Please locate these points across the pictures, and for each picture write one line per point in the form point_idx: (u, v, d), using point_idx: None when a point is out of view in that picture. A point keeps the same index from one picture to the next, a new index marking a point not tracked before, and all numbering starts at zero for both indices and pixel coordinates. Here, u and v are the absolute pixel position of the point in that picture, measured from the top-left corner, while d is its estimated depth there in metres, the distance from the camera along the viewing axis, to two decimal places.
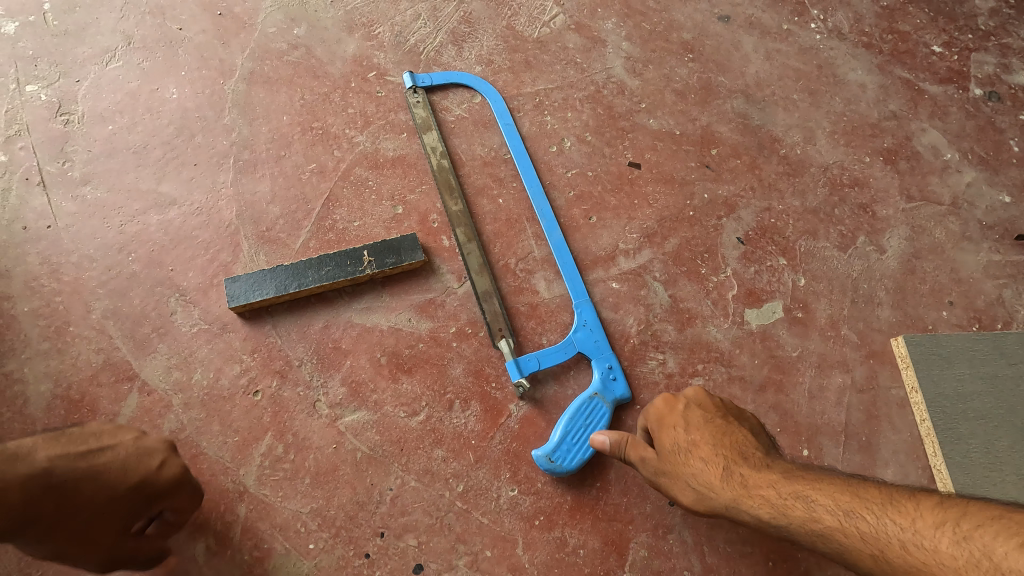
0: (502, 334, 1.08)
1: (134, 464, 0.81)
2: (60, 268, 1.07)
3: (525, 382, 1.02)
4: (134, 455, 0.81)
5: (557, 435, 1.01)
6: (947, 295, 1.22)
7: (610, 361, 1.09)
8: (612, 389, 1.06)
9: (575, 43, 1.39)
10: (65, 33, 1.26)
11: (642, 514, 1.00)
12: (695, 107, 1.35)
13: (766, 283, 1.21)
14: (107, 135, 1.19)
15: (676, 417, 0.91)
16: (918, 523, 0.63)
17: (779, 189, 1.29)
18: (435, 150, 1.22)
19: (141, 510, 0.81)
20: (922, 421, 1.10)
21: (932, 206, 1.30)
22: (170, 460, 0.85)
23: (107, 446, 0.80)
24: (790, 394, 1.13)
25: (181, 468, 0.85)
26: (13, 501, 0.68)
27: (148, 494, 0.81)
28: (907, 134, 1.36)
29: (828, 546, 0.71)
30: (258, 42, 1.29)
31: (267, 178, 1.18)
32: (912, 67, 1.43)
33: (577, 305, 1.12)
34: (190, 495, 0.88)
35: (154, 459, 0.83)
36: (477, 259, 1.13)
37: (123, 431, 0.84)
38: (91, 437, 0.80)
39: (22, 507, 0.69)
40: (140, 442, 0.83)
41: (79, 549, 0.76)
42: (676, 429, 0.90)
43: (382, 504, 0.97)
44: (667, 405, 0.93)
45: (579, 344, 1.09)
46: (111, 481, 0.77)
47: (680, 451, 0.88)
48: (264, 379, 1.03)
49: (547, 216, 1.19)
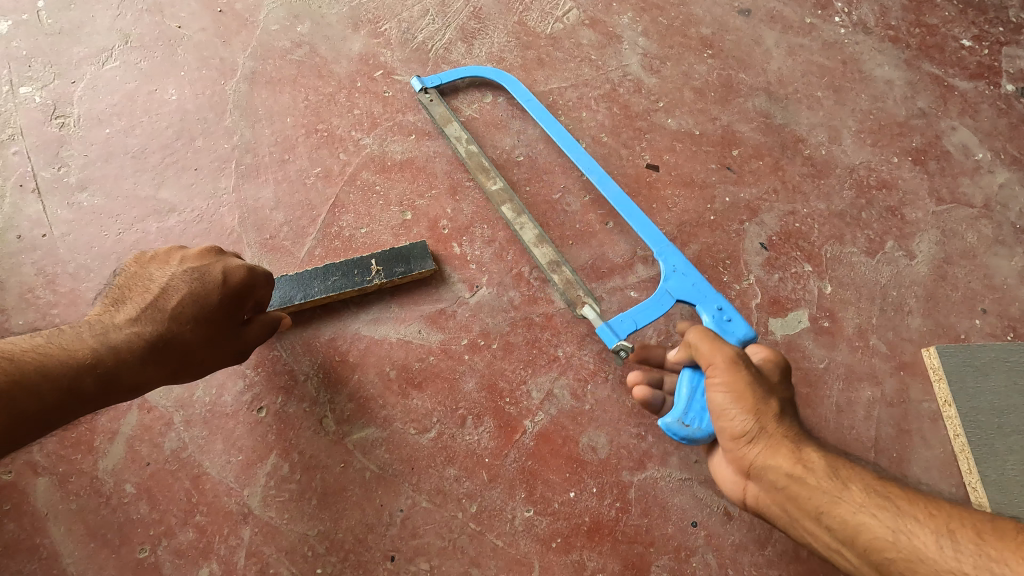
0: (583, 301, 1.05)
1: (203, 282, 0.85)
2: (55, 278, 1.03)
3: (626, 346, 0.98)
4: (194, 278, 0.86)
5: (684, 393, 0.85)
6: (980, 302, 1.16)
7: (716, 302, 1.01)
8: (728, 328, 0.97)
9: (589, 39, 1.33)
10: (60, 32, 1.22)
11: (664, 535, 0.96)
12: (715, 106, 1.30)
13: (791, 291, 1.15)
14: (103, 139, 1.14)
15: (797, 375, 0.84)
16: (1001, 526, 0.60)
17: (803, 191, 1.23)
18: (459, 139, 1.17)
19: (234, 317, 0.88)
20: (956, 436, 1.05)
21: (963, 209, 1.24)
22: (231, 266, 0.88)
23: (166, 283, 0.85)
24: (817, 409, 1.08)
25: (247, 269, 0.89)
26: (130, 363, 0.78)
27: (233, 302, 0.87)
28: (937, 133, 1.30)
29: (875, 512, 0.65)
30: (260, 40, 1.25)
31: (271, 183, 1.13)
32: (941, 62, 1.37)
33: (660, 253, 1.07)
34: (268, 282, 0.93)
35: (215, 272, 0.87)
36: (531, 232, 1.10)
37: (170, 260, 0.88)
38: (151, 281, 0.86)
39: (141, 365, 0.80)
40: (193, 266, 0.87)
41: (203, 366, 0.86)
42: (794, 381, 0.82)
43: (392, 526, 0.93)
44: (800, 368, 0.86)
45: (675, 292, 1.03)
46: (198, 305, 0.84)
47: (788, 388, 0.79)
48: (268, 395, 0.99)
49: (597, 172, 1.14)
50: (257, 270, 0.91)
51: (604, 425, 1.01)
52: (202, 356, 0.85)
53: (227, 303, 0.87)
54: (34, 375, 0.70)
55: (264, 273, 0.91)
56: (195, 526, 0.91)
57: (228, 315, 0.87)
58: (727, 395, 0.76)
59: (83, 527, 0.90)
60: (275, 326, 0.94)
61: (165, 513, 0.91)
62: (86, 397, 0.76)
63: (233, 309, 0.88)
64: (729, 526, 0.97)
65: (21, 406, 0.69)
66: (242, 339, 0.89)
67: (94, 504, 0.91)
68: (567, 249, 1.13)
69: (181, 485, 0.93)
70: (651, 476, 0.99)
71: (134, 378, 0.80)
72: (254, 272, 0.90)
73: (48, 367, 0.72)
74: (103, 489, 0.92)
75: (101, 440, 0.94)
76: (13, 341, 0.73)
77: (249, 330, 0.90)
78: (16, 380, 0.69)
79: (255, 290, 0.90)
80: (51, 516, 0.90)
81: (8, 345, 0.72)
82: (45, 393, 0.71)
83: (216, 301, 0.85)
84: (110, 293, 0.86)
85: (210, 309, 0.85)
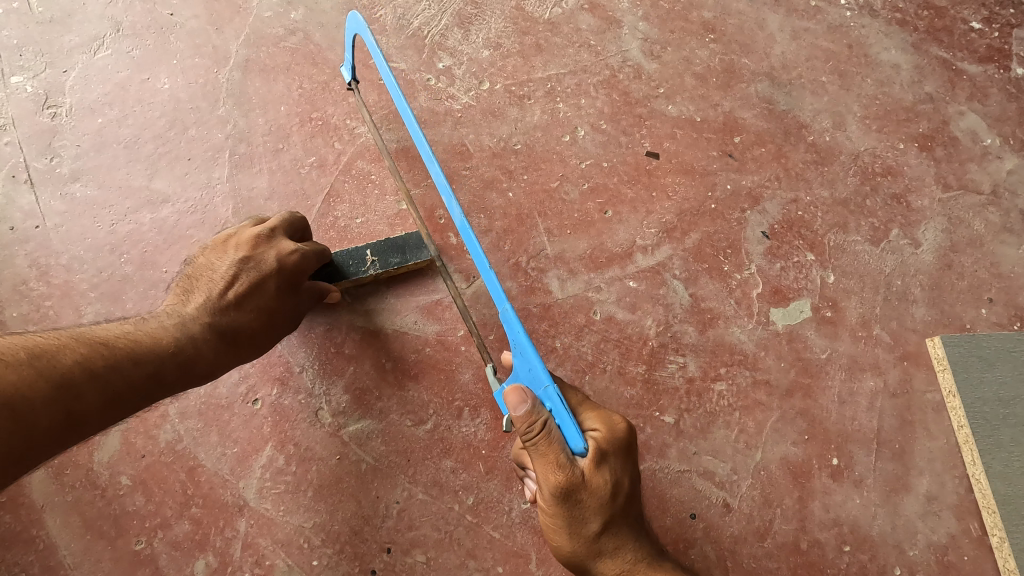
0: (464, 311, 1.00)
1: (260, 270, 0.90)
2: (48, 270, 1.03)
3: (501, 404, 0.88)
4: (251, 267, 0.90)
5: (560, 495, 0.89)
6: (986, 291, 1.14)
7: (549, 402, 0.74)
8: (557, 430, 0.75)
9: (588, 24, 1.30)
10: (50, 20, 1.20)
11: (662, 528, 0.98)
12: (717, 92, 1.27)
13: (793, 280, 1.13)
14: (96, 129, 1.13)
15: (623, 453, 0.77)
16: None
17: (806, 179, 1.21)
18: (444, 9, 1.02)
19: (289, 298, 0.93)
20: (960, 427, 1.04)
21: (970, 196, 1.21)
22: (284, 254, 0.92)
23: (226, 273, 0.89)
24: (818, 400, 1.06)
25: (300, 255, 0.93)
26: (206, 352, 0.84)
27: (287, 287, 0.92)
28: (944, 118, 1.27)
29: None
30: (253, 27, 1.22)
31: (265, 173, 1.12)
32: (949, 46, 1.33)
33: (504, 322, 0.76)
34: (317, 262, 0.97)
35: (270, 260, 0.91)
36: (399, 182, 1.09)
37: (228, 249, 0.92)
38: (213, 272, 0.90)
39: (214, 355, 0.85)
40: (248, 254, 0.91)
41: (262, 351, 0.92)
42: (620, 469, 0.76)
43: (389, 518, 0.93)
44: (628, 439, 0.78)
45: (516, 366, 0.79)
46: (259, 295, 0.89)
47: (615, 493, 0.75)
48: (263, 386, 0.98)
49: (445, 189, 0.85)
50: (307, 254, 0.95)
51: None
52: (263, 338, 0.91)
53: (281, 289, 0.92)
54: (127, 360, 0.74)
55: (314, 256, 0.96)
56: (191, 518, 0.91)
57: (282, 298, 0.92)
58: (553, 523, 0.77)
59: (79, 519, 0.90)
60: (321, 295, 0.97)
61: (160, 505, 0.91)
62: (169, 382, 0.80)
63: (287, 292, 0.93)
64: (728, 518, 0.99)
65: (115, 388, 0.73)
66: (293, 315, 0.94)
67: (89, 496, 0.91)
68: (565, 239, 1.13)
69: (177, 477, 0.93)
70: (650, 468, 1.01)
71: (208, 365, 0.85)
72: (305, 257, 0.94)
73: (138, 354, 0.76)
74: (98, 481, 0.92)
75: None
76: (102, 329, 0.77)
77: (298, 308, 0.95)
78: (113, 364, 0.73)
79: (305, 274, 0.95)
80: (47, 508, 0.90)
81: (101, 332, 0.76)
82: (135, 375, 0.75)
83: (272, 288, 0.90)
84: (179, 285, 0.91)
85: (268, 296, 0.90)
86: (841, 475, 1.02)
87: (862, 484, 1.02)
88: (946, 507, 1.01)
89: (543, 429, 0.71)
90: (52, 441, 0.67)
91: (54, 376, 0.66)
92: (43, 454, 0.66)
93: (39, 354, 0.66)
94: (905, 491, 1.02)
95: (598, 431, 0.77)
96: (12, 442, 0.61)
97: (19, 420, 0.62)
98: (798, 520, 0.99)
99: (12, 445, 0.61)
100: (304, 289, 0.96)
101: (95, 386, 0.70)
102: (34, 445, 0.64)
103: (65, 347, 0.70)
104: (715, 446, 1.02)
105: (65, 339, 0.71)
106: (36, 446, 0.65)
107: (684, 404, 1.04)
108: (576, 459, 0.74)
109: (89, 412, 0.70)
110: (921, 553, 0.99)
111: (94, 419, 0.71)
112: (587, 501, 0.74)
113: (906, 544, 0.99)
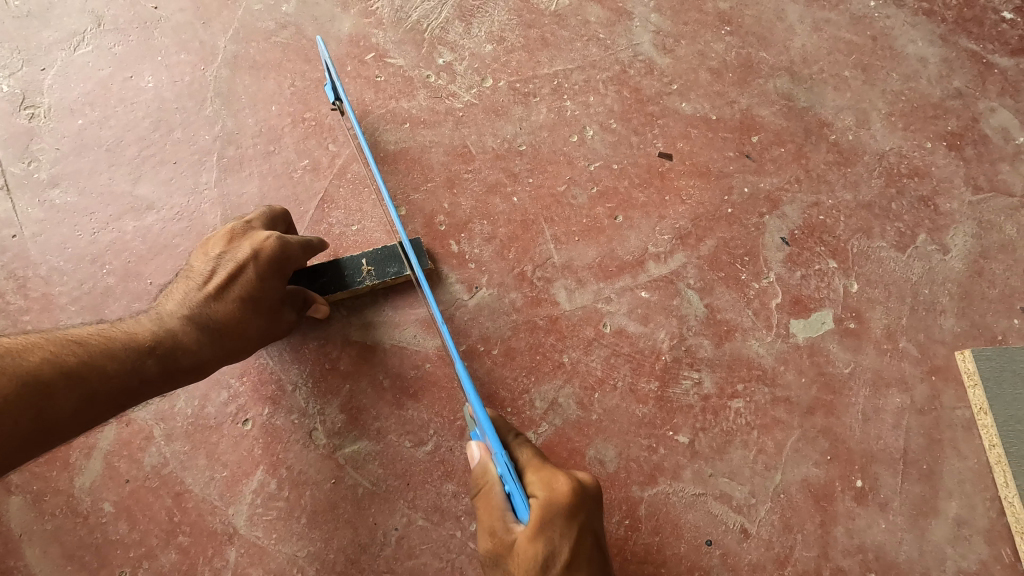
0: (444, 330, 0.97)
1: (236, 261, 0.83)
2: (26, 282, 0.98)
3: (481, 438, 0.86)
4: (228, 257, 0.83)
5: None
6: (1019, 300, 1.07)
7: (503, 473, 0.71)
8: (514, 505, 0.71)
9: (597, 16, 1.23)
10: (27, 15, 1.13)
11: (676, 555, 0.93)
12: (733, 88, 1.20)
13: (814, 289, 1.07)
14: (76, 131, 1.07)
15: (565, 521, 0.68)
16: None
17: (828, 181, 1.14)
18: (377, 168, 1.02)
19: (277, 286, 0.85)
20: (992, 446, 0.98)
21: (1002, 198, 1.14)
22: (260, 241, 0.84)
23: (204, 267, 0.84)
24: (841, 417, 1.00)
25: (276, 239, 0.84)
26: (187, 344, 0.79)
27: (271, 276, 0.84)
28: (974, 115, 1.19)
29: None
30: (242, 21, 1.15)
31: (255, 178, 1.06)
32: (980, 37, 1.25)
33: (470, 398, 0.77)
34: (303, 249, 0.88)
35: (246, 248, 0.83)
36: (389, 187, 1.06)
37: (207, 246, 0.86)
38: (192, 269, 0.85)
39: (200, 348, 0.80)
40: (225, 248, 0.85)
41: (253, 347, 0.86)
42: (560, 539, 0.66)
43: (387, 546, 0.88)
44: (569, 503, 0.69)
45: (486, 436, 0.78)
46: (238, 287, 0.82)
47: (550, 568, 0.65)
48: (254, 406, 0.92)
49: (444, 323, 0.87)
50: (288, 240, 0.85)
51: (612, 436, 0.97)
52: (255, 343, 0.86)
53: (267, 279, 0.84)
54: (101, 355, 0.71)
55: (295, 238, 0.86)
56: (178, 547, 0.86)
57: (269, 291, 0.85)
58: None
59: (60, 548, 0.85)
60: (307, 305, 0.91)
61: (146, 533, 0.86)
62: (151, 378, 0.76)
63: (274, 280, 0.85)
64: (746, 545, 0.94)
65: (92, 385, 0.69)
66: (280, 323, 0.88)
67: (71, 524, 0.86)
68: (573, 245, 1.07)
69: (162, 503, 0.88)
70: (662, 492, 0.95)
71: (192, 359, 0.79)
72: (286, 241, 0.85)
73: (112, 349, 0.72)
74: (79, 508, 0.87)
75: (76, 456, 0.89)
76: (80, 328, 0.75)
77: (284, 311, 0.88)
78: (85, 361, 0.69)
79: (292, 261, 0.86)
80: (26, 537, 0.85)
81: (77, 330, 0.73)
82: (111, 373, 0.71)
83: (252, 275, 0.83)
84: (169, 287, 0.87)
85: (250, 286, 0.83)
86: (865, 498, 0.96)
87: (888, 507, 0.96)
88: (977, 532, 0.95)
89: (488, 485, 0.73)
90: (22, 443, 0.64)
91: (18, 374, 0.63)
92: (11, 456, 0.63)
93: (5, 353, 0.64)
94: (933, 515, 0.96)
95: (538, 496, 0.69)
96: None
97: None
98: (820, 547, 0.94)
99: None
100: (285, 294, 0.89)
101: (67, 386, 0.67)
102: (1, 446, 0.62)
103: (35, 344, 0.67)
104: (732, 467, 0.97)
105: (37, 338, 0.69)
106: (4, 449, 0.62)
107: (699, 422, 0.99)
108: (512, 528, 0.70)
109: (64, 412, 0.67)
110: None
111: (72, 419, 0.68)
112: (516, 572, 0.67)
113: (934, 570, 0.93)
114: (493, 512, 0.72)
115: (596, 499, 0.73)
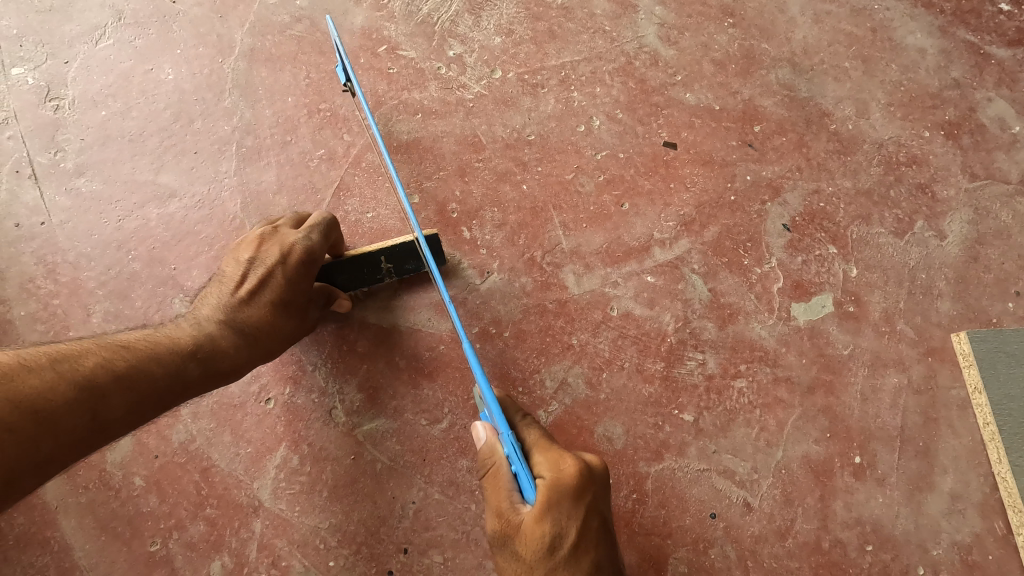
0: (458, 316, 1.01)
1: (267, 265, 0.87)
2: (55, 268, 1.01)
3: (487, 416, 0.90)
4: (258, 262, 0.87)
5: None
6: (1014, 284, 1.11)
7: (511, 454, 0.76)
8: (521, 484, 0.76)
9: (603, 9, 1.26)
10: (51, 9, 1.16)
11: (682, 527, 0.97)
12: (736, 79, 1.23)
13: (814, 274, 1.11)
14: (99, 123, 1.10)
15: (572, 503, 0.73)
16: None
17: (828, 169, 1.17)
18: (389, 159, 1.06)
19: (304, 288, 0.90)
20: (986, 424, 1.02)
21: (998, 185, 1.17)
22: (289, 246, 0.88)
23: (236, 271, 0.87)
24: (841, 396, 1.04)
25: (304, 244, 0.89)
26: (225, 347, 0.82)
27: (298, 277, 0.88)
28: (971, 105, 1.22)
29: None
30: (259, 15, 1.18)
31: (273, 167, 1.09)
32: (977, 29, 1.28)
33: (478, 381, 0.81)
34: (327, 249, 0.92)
35: (276, 253, 0.88)
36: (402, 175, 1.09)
37: (236, 251, 0.90)
38: (223, 274, 0.88)
39: (236, 350, 0.83)
40: (254, 253, 0.88)
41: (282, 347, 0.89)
42: (566, 520, 0.72)
43: (405, 518, 0.92)
44: (576, 484, 0.74)
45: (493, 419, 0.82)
46: (270, 291, 0.87)
47: (557, 547, 0.71)
48: (276, 386, 0.96)
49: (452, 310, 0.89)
50: (313, 243, 0.90)
51: (620, 415, 1.01)
52: (284, 340, 0.90)
53: (295, 281, 0.88)
54: (148, 359, 0.74)
55: (320, 240, 0.91)
56: (206, 518, 0.90)
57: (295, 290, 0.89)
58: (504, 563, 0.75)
59: (94, 520, 0.89)
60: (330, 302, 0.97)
61: (175, 506, 0.90)
62: (192, 380, 0.79)
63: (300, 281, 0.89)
64: (748, 518, 0.97)
65: (141, 387, 0.72)
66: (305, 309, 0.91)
67: (103, 497, 0.90)
68: (581, 232, 1.10)
69: (190, 478, 0.92)
70: (668, 467, 0.99)
71: (230, 361, 0.83)
72: (312, 244, 0.90)
73: (158, 354, 0.76)
74: (111, 482, 0.91)
75: None
76: (124, 333, 0.77)
77: (310, 308, 0.93)
78: (134, 365, 0.72)
79: (316, 263, 0.91)
80: (61, 509, 0.90)
81: (121, 336, 0.76)
82: (158, 376, 0.74)
83: (281, 279, 0.87)
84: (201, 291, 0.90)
85: (280, 289, 0.87)
86: (863, 474, 1.00)
87: (885, 482, 1.00)
88: (971, 506, 0.99)
89: (494, 466, 0.78)
90: (81, 442, 0.67)
91: (76, 379, 0.66)
92: (70, 455, 0.66)
93: (61, 359, 0.67)
94: (929, 490, 1.00)
95: (545, 477, 0.75)
96: (39, 445, 0.62)
97: (47, 422, 0.62)
98: (820, 520, 0.98)
99: (40, 446, 0.62)
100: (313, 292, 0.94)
101: (119, 388, 0.70)
102: (61, 445, 0.64)
103: (86, 349, 0.70)
104: (736, 444, 1.00)
105: (87, 344, 0.71)
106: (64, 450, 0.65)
107: (704, 401, 1.02)
108: (519, 507, 0.75)
109: (116, 413, 0.70)
110: (945, 553, 0.97)
111: (123, 420, 0.71)
112: (523, 549, 0.72)
113: (930, 542, 0.97)
114: (500, 492, 0.76)
115: (601, 481, 0.79)
